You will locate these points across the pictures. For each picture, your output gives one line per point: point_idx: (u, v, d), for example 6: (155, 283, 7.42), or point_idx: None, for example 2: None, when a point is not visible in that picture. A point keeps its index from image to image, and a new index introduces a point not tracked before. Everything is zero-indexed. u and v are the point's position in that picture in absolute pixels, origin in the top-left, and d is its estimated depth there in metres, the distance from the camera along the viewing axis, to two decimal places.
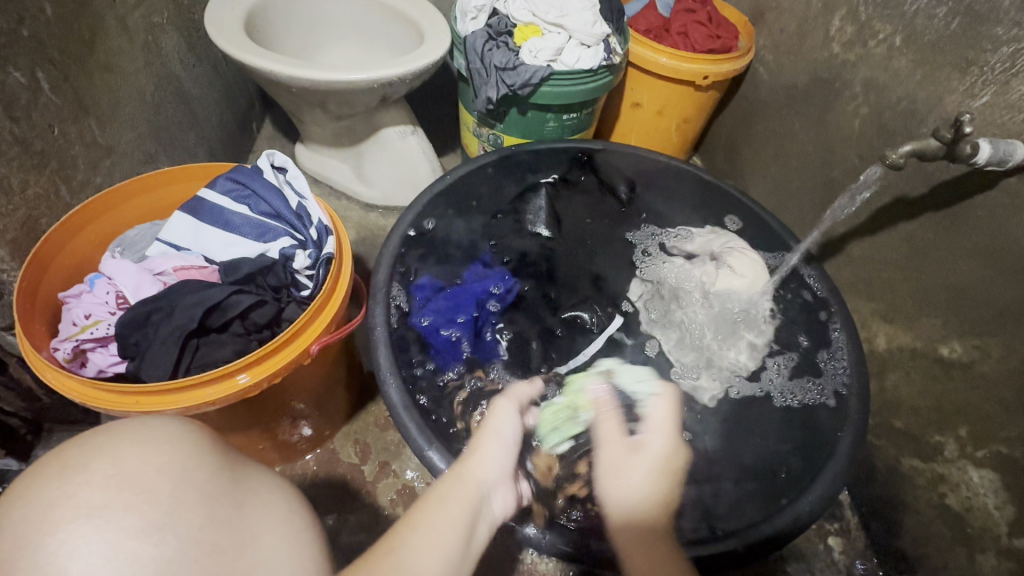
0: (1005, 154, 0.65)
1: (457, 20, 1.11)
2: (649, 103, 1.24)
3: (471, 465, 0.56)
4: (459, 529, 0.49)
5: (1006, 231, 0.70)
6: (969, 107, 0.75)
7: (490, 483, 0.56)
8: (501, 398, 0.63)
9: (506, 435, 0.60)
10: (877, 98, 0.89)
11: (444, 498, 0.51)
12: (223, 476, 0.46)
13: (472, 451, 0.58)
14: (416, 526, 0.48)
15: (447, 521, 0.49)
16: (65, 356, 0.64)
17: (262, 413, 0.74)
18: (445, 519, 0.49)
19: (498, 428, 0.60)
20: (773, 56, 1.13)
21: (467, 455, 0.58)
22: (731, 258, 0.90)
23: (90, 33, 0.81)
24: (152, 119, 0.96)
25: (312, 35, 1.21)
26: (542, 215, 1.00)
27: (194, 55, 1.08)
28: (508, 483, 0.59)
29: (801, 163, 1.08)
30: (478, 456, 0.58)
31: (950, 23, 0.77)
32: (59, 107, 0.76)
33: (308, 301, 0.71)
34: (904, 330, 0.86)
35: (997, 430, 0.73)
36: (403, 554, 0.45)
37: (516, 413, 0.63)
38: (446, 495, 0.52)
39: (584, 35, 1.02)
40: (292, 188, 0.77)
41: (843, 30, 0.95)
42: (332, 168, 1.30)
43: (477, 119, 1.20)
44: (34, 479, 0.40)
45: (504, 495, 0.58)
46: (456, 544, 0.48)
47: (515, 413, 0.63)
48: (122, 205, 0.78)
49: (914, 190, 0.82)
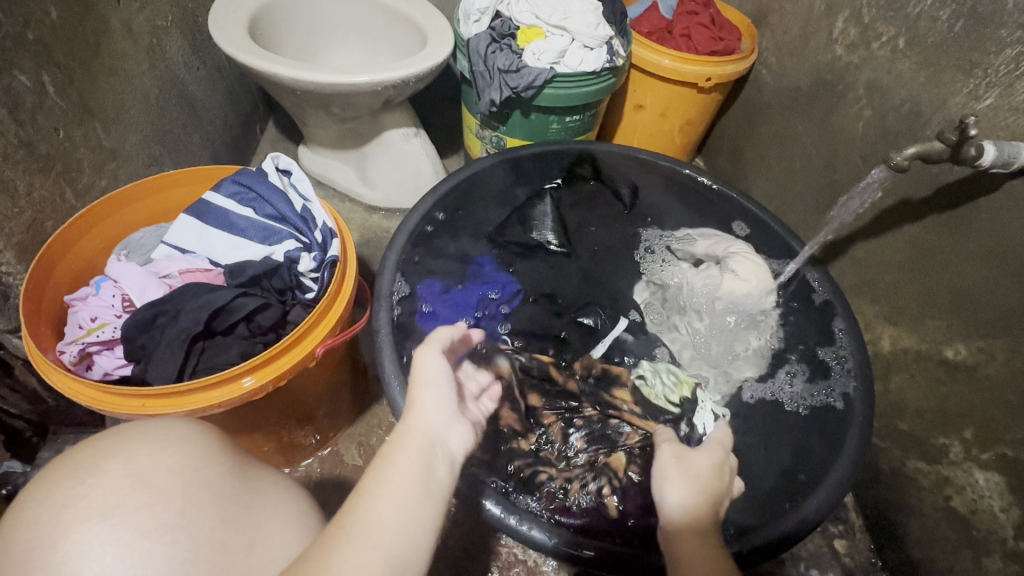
0: (1011, 156, 0.65)
1: (460, 23, 1.11)
2: (651, 105, 1.24)
3: (410, 420, 0.54)
4: (414, 477, 0.48)
5: (1011, 233, 0.70)
6: (973, 109, 0.75)
7: (437, 427, 0.54)
8: (423, 347, 0.60)
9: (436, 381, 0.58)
10: (880, 99, 0.89)
11: (389, 459, 0.49)
12: (233, 476, 0.46)
13: (411, 406, 0.55)
14: (371, 488, 0.47)
15: (397, 474, 0.48)
16: (71, 359, 0.64)
17: (267, 415, 0.74)
18: (396, 472, 0.48)
19: (426, 375, 0.58)
20: (776, 57, 1.13)
21: (408, 409, 0.56)
22: (734, 263, 0.90)
23: (95, 36, 0.81)
24: (156, 122, 0.97)
25: (315, 37, 1.21)
26: (550, 222, 0.97)
27: (198, 57, 1.08)
28: (459, 420, 0.57)
29: (805, 165, 1.08)
30: (417, 406, 0.55)
31: (953, 25, 0.77)
32: (64, 110, 0.76)
33: (313, 303, 0.71)
34: (909, 332, 0.85)
35: (1003, 432, 0.72)
36: (360, 521, 0.44)
37: (441, 354, 0.60)
38: (391, 450, 0.51)
39: (587, 38, 1.02)
40: (296, 190, 0.78)
41: (846, 32, 0.95)
42: (335, 171, 1.30)
43: (480, 121, 1.20)
44: (47, 480, 0.40)
45: (459, 430, 0.57)
46: (414, 489, 0.48)
47: (441, 357, 0.60)
48: (127, 207, 0.78)
49: (919, 192, 0.82)
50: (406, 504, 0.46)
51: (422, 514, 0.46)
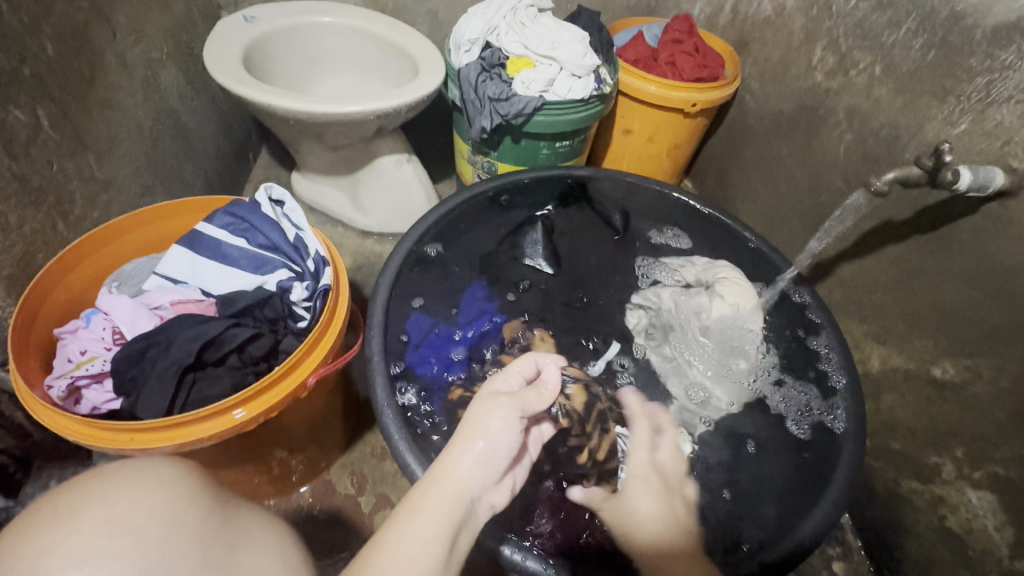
0: (985, 180, 0.67)
1: (451, 52, 1.13)
2: (639, 130, 1.27)
3: (445, 470, 0.51)
4: (439, 544, 0.47)
5: (990, 254, 0.72)
6: (948, 134, 0.77)
7: (475, 485, 0.52)
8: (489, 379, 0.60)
9: (497, 437, 0.53)
10: (860, 125, 0.92)
11: (418, 512, 0.48)
12: (214, 517, 0.46)
13: (449, 452, 0.53)
14: (390, 547, 0.46)
15: (421, 538, 0.47)
16: (59, 394, 0.63)
17: (257, 446, 0.73)
18: (421, 527, 0.47)
19: (482, 422, 0.53)
20: (758, 83, 1.17)
21: (445, 453, 0.53)
22: (722, 288, 0.91)
23: (90, 70, 0.82)
24: (150, 152, 0.97)
25: (309, 67, 1.23)
26: (540, 248, 1.00)
27: (193, 88, 1.10)
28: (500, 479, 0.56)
29: (790, 187, 1.10)
30: (457, 452, 0.52)
31: (926, 54, 0.80)
32: (58, 143, 0.77)
33: (305, 332, 0.71)
34: (897, 350, 0.86)
35: (993, 450, 0.73)
36: None
37: (520, 418, 0.56)
38: (420, 503, 0.49)
39: (575, 67, 1.04)
40: (290, 220, 0.78)
41: (824, 60, 0.99)
42: (328, 197, 1.31)
43: (472, 147, 1.22)
44: (25, 527, 0.40)
45: (492, 492, 0.55)
46: (436, 561, 0.46)
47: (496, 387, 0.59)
48: (120, 238, 0.78)
49: (900, 214, 0.84)
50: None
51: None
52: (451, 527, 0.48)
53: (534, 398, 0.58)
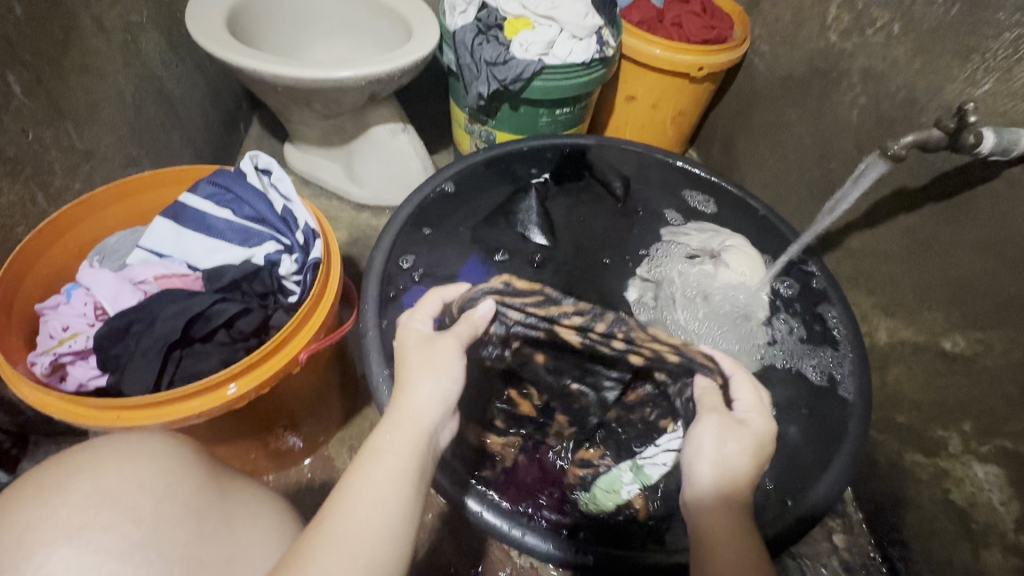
0: (1010, 143, 0.63)
1: (446, 14, 1.08)
2: (643, 96, 1.22)
3: (402, 407, 0.50)
4: (403, 481, 0.46)
5: (1010, 222, 0.69)
6: (970, 96, 0.73)
7: (433, 423, 0.51)
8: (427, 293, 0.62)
9: (444, 376, 0.52)
10: (875, 87, 0.87)
11: (377, 456, 0.46)
12: (210, 489, 0.45)
13: (402, 391, 0.51)
14: (354, 492, 0.44)
15: (383, 477, 0.45)
16: (43, 371, 0.62)
17: (252, 423, 0.72)
18: (381, 467, 0.46)
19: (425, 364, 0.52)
20: (768, 45, 1.11)
21: (396, 395, 0.51)
22: (729, 256, 0.89)
23: (64, 32, 0.78)
24: (133, 121, 0.94)
25: (298, 31, 1.18)
26: (534, 216, 0.95)
27: (176, 54, 1.05)
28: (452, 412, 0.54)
29: (799, 156, 1.06)
30: (414, 392, 0.51)
31: (949, 9, 0.75)
32: (33, 111, 0.73)
33: (296, 307, 0.69)
34: (906, 323, 0.84)
35: (1003, 424, 0.71)
36: (347, 527, 0.42)
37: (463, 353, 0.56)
38: (380, 445, 0.47)
39: (576, 28, 0.99)
40: (277, 191, 0.75)
41: (840, 18, 0.93)
42: (321, 168, 1.27)
43: (469, 115, 1.18)
44: (13, 502, 0.39)
45: (447, 425, 0.54)
46: (404, 497, 0.45)
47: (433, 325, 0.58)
48: (102, 210, 0.75)
49: (915, 180, 0.80)
50: (388, 517, 0.44)
51: (404, 517, 0.45)
52: (414, 467, 0.47)
53: (466, 331, 0.58)
